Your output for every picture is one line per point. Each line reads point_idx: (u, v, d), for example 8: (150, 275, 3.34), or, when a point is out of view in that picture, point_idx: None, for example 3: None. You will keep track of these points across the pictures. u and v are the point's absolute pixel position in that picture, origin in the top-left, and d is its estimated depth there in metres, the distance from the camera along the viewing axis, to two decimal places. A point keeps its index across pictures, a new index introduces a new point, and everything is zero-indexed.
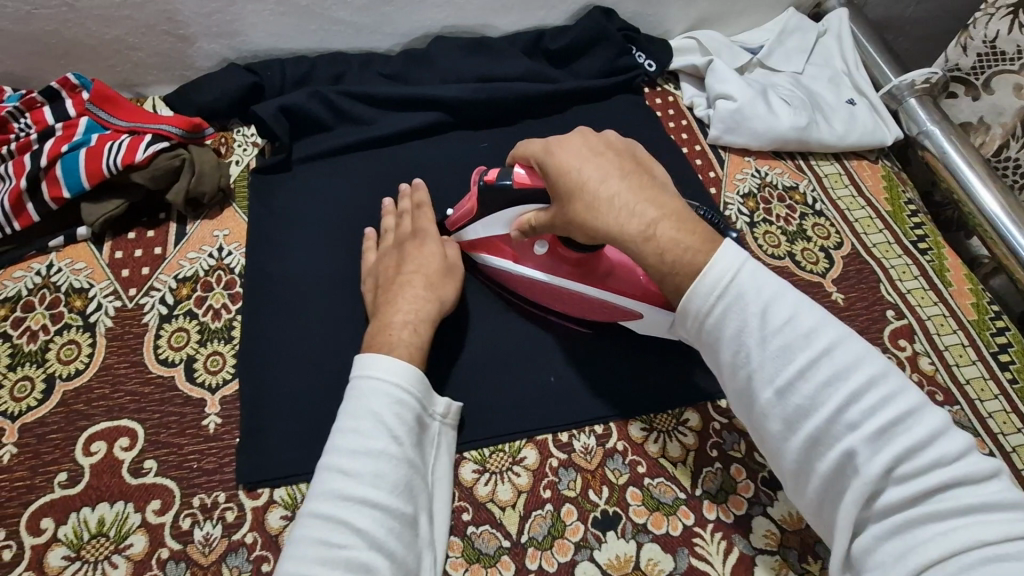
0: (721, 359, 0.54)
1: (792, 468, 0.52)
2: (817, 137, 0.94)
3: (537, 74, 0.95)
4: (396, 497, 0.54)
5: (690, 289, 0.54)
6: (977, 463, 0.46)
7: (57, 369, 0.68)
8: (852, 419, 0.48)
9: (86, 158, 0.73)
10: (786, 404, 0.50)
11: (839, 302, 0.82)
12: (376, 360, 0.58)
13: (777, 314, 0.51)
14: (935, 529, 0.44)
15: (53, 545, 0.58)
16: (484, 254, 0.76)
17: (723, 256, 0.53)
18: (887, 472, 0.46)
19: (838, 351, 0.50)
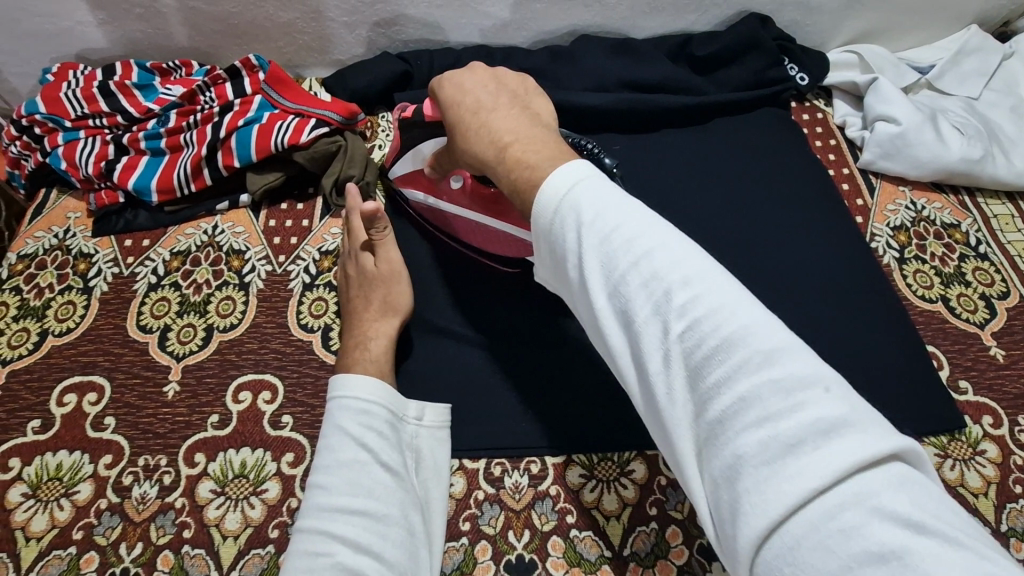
0: (568, 278, 0.47)
1: (636, 396, 0.44)
2: (991, 172, 0.85)
3: (679, 81, 0.93)
4: (377, 501, 0.56)
5: (533, 212, 0.49)
6: (802, 368, 0.37)
7: (215, 321, 0.75)
8: (675, 327, 0.40)
9: (257, 134, 0.80)
10: (614, 314, 0.43)
11: (998, 359, 0.74)
12: (340, 377, 0.61)
13: (607, 218, 0.44)
14: (768, 468, 0.35)
15: (203, 478, 0.65)
16: (410, 187, 0.80)
17: (554, 178, 0.48)
18: (708, 385, 0.38)
19: (661, 247, 0.43)
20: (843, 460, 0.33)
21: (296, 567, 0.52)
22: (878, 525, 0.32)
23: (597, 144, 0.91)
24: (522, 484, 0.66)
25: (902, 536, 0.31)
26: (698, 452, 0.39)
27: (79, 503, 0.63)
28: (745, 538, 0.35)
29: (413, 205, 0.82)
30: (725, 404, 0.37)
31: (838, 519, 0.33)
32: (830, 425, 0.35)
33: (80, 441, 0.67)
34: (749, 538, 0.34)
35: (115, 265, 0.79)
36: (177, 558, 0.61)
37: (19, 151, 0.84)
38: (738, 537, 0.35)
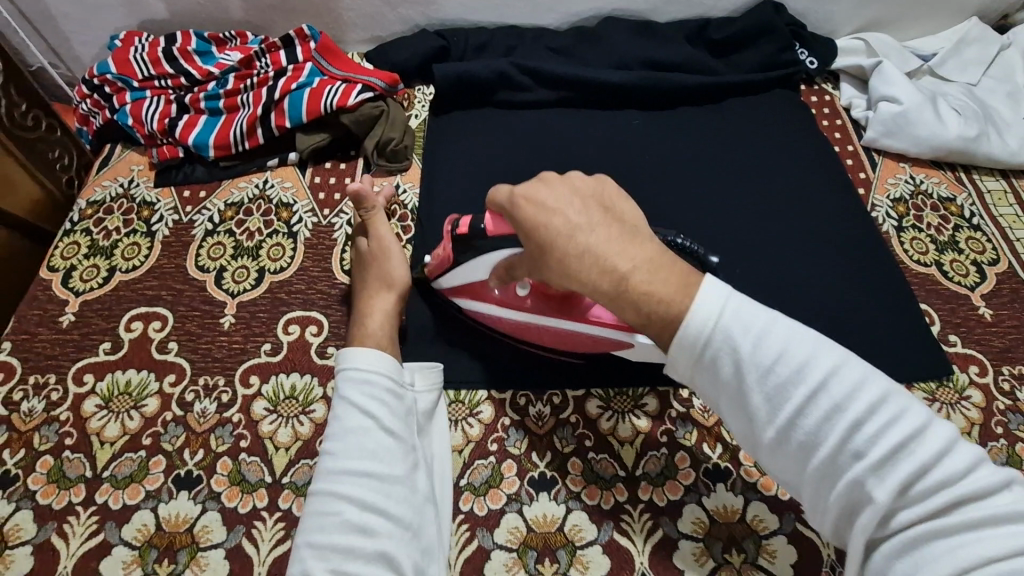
0: (722, 399, 0.48)
1: (805, 503, 0.47)
2: (986, 151, 0.91)
3: (696, 62, 1.00)
4: (384, 462, 0.56)
5: (675, 340, 0.47)
6: (987, 475, 0.42)
7: (267, 264, 0.82)
8: (862, 452, 0.42)
9: (309, 97, 0.87)
10: (788, 443, 0.45)
11: (986, 317, 0.80)
12: (349, 351, 0.61)
13: (769, 348, 0.45)
14: (950, 558, 0.40)
15: (258, 397, 0.72)
16: (465, 302, 0.76)
17: (699, 304, 0.46)
18: (905, 496, 0.42)
19: (835, 374, 0.44)
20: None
21: (312, 531, 0.52)
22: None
23: (618, 118, 0.98)
24: (545, 413, 0.72)
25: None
26: (879, 554, 0.43)
27: (147, 415, 0.71)
28: None
29: (468, 316, 0.78)
30: (916, 519, 0.41)
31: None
32: (1015, 519, 0.40)
33: (146, 362, 0.74)
34: None
35: (176, 213, 0.87)
36: (235, 464, 0.68)
37: (89, 108, 0.92)
38: None
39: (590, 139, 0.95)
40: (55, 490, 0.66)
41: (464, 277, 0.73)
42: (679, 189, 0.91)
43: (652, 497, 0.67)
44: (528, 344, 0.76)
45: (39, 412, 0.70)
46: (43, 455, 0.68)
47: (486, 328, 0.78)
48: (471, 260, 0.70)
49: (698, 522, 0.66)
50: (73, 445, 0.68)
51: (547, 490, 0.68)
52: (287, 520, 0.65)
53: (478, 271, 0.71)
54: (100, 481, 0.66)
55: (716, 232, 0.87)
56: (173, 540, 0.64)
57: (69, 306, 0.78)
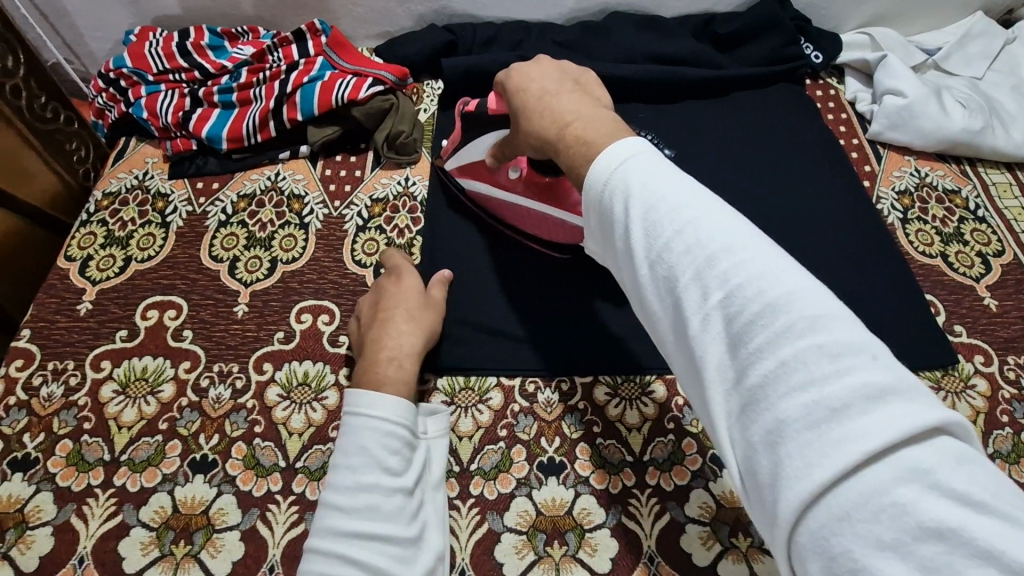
0: (616, 250, 0.47)
1: (679, 362, 0.43)
2: (991, 143, 0.92)
3: (702, 56, 1.01)
4: (393, 523, 0.55)
5: (584, 184, 0.48)
6: (849, 335, 0.36)
7: (279, 254, 0.84)
8: (724, 301, 0.39)
9: (320, 90, 0.89)
10: (657, 281, 0.43)
11: (991, 308, 0.81)
12: (367, 394, 0.61)
13: (656, 190, 0.44)
14: (815, 426, 0.34)
15: (271, 384, 0.73)
16: (468, 178, 0.85)
17: (609, 152, 0.47)
18: (752, 355, 0.37)
19: (709, 217, 0.42)
20: (889, 432, 0.32)
21: None
22: (931, 500, 0.31)
23: (624, 111, 0.99)
24: (553, 400, 0.74)
25: (955, 512, 0.30)
26: (733, 423, 0.38)
27: (163, 400, 0.72)
28: (787, 498, 0.34)
29: (470, 194, 0.87)
30: (765, 367, 0.36)
31: (891, 491, 0.31)
32: (878, 395, 0.33)
33: (162, 349, 0.76)
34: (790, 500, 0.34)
35: (189, 204, 0.88)
36: (249, 448, 0.69)
37: (104, 102, 0.94)
38: (776, 499, 0.34)
39: None
40: (73, 473, 0.67)
41: (467, 157, 0.82)
42: None
43: (660, 482, 0.68)
44: (518, 236, 0.85)
45: (57, 397, 0.72)
46: (62, 438, 0.69)
47: (484, 213, 0.87)
48: (474, 132, 0.78)
49: (705, 506, 0.67)
50: (92, 429, 0.70)
51: (556, 475, 0.69)
52: (300, 504, 0.66)
53: (478, 150, 0.80)
54: (118, 464, 0.68)
55: None
56: (189, 522, 0.65)
57: (86, 295, 0.80)
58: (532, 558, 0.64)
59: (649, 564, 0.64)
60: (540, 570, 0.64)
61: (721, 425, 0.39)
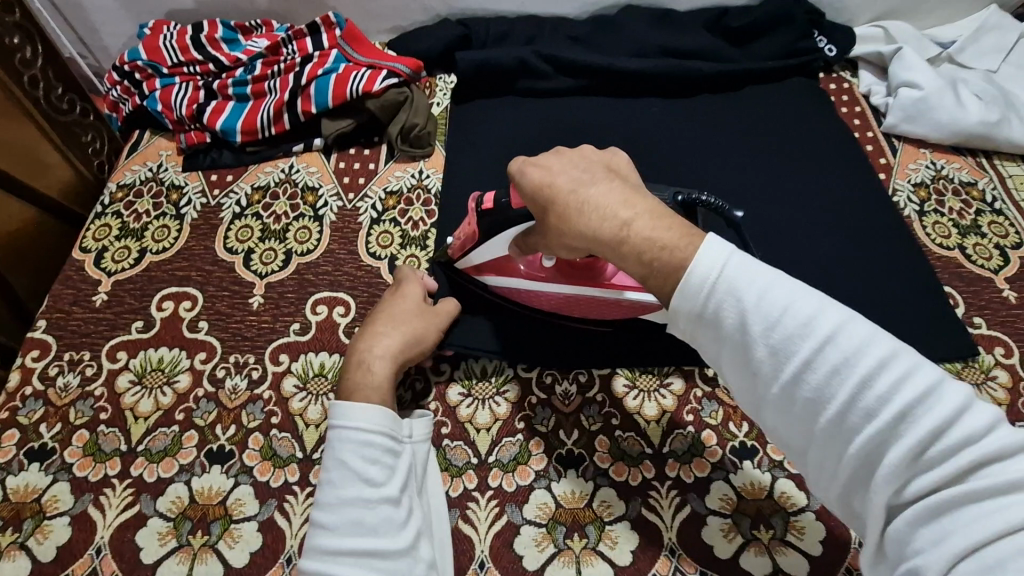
0: (731, 365, 0.46)
1: (816, 468, 0.44)
2: (1007, 136, 0.92)
3: (715, 51, 1.01)
4: (382, 535, 0.54)
5: (677, 293, 0.46)
6: (1011, 435, 0.38)
7: (294, 246, 0.84)
8: (872, 410, 0.40)
9: (334, 82, 0.89)
10: (796, 400, 0.43)
11: (1010, 300, 0.80)
12: (340, 405, 0.59)
13: (774, 301, 0.43)
14: (977, 521, 0.37)
15: (287, 375, 0.73)
16: (488, 275, 0.76)
17: (705, 252, 0.45)
18: (916, 459, 0.39)
19: (844, 329, 0.42)
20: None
21: None
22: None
23: (638, 105, 0.99)
24: (571, 392, 0.73)
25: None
26: (895, 519, 0.40)
27: (180, 391, 0.72)
28: None
29: (489, 291, 0.78)
30: (937, 483, 0.38)
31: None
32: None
33: (178, 340, 0.75)
34: None
35: (204, 197, 0.88)
36: (266, 439, 0.69)
37: (119, 95, 0.94)
38: None
39: (610, 126, 0.96)
40: (91, 463, 0.67)
41: (490, 253, 0.73)
42: (702, 177, 0.92)
43: (680, 474, 0.67)
44: (557, 318, 0.77)
45: (73, 388, 0.71)
46: (79, 429, 0.69)
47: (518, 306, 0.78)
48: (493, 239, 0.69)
49: (726, 499, 0.66)
50: (108, 419, 0.69)
51: (575, 467, 0.68)
52: None
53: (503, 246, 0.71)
54: (135, 454, 0.67)
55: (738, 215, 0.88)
56: (206, 513, 0.64)
57: (101, 286, 0.79)
58: (552, 550, 0.64)
59: (670, 557, 0.63)
60: (560, 563, 0.63)
61: (877, 524, 0.41)
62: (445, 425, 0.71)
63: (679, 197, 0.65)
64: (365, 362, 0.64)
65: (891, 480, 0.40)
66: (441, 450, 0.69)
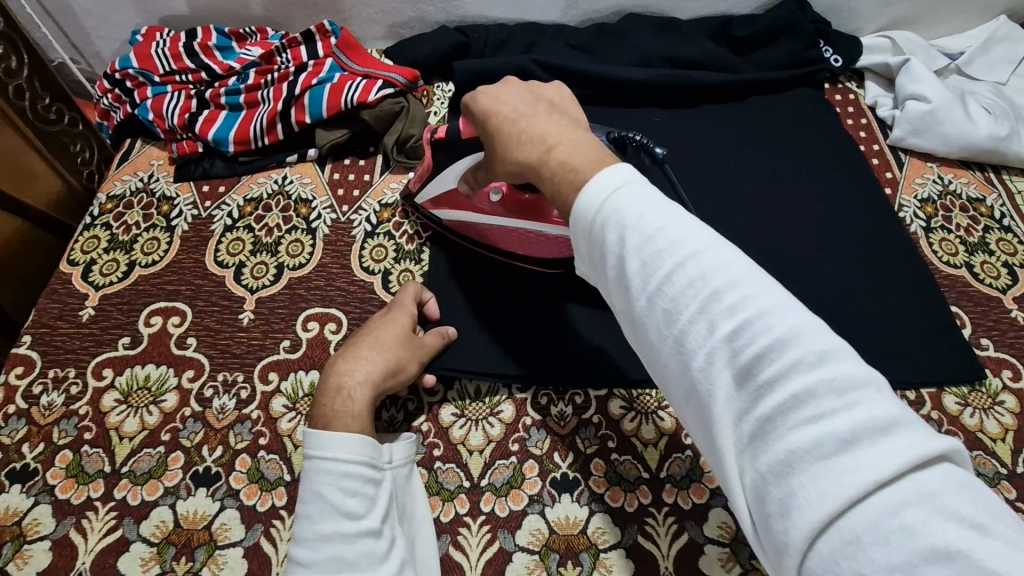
0: (608, 282, 0.46)
1: (677, 395, 0.43)
2: (1017, 150, 0.89)
3: (719, 60, 0.99)
4: (363, 571, 0.52)
5: (573, 211, 0.48)
6: (856, 370, 0.36)
7: (286, 260, 0.82)
8: (723, 329, 0.39)
9: (329, 92, 0.87)
10: (653, 313, 0.42)
11: (1019, 320, 0.78)
12: (315, 435, 0.57)
13: (650, 219, 0.43)
14: (819, 459, 0.35)
15: (277, 394, 0.71)
16: (444, 209, 0.81)
17: (599, 179, 0.47)
18: (754, 381, 0.38)
19: (709, 251, 0.42)
20: (893, 461, 0.33)
21: None
22: (941, 526, 0.31)
23: (638, 116, 0.97)
24: (567, 413, 0.71)
25: (965, 535, 0.31)
26: (739, 453, 0.39)
27: (166, 410, 0.70)
28: (800, 534, 0.34)
29: (445, 224, 0.83)
30: (770, 405, 0.37)
31: (900, 515, 0.32)
32: (880, 419, 0.34)
33: (166, 357, 0.74)
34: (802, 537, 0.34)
35: (195, 208, 0.86)
36: (254, 461, 0.67)
37: (110, 103, 0.93)
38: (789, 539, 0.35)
39: None
40: (73, 485, 0.65)
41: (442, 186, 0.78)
42: (704, 190, 0.90)
43: (677, 500, 0.66)
44: (507, 258, 0.82)
45: (58, 406, 0.70)
46: (62, 449, 0.67)
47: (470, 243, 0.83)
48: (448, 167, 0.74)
49: (724, 527, 0.64)
50: (92, 439, 0.68)
51: (570, 492, 0.66)
52: None
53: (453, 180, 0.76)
54: (118, 476, 0.66)
55: (740, 231, 0.86)
56: (190, 538, 0.63)
57: (88, 300, 0.78)
58: None
59: None
60: None
61: (725, 455, 0.39)
62: (437, 447, 0.69)
63: (611, 135, 0.71)
64: (345, 390, 0.62)
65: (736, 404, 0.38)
66: (433, 473, 0.68)
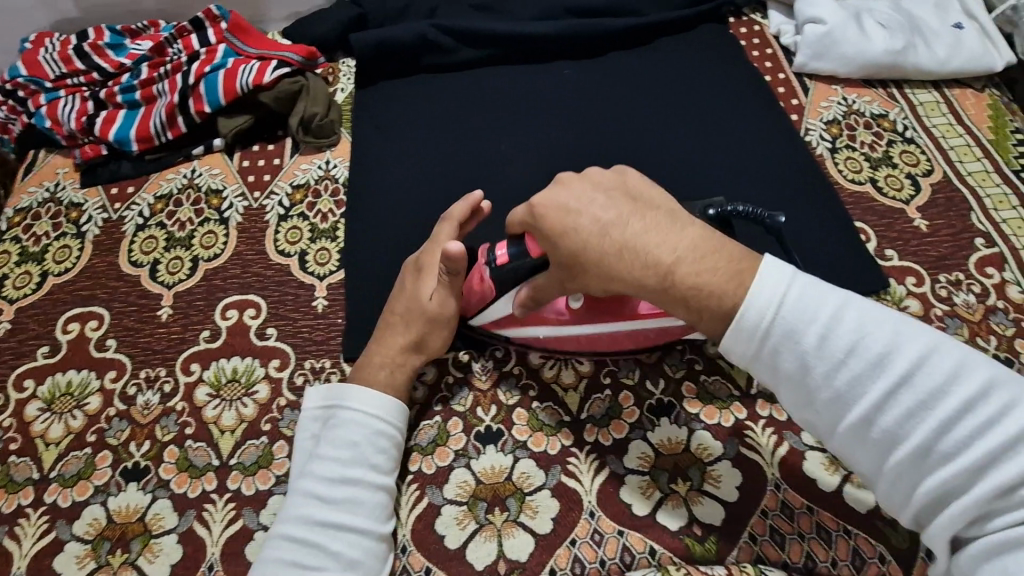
0: (787, 395, 0.47)
1: (893, 502, 0.44)
2: (914, 63, 0.90)
3: (620, 6, 0.99)
4: (370, 518, 0.59)
5: (730, 333, 0.47)
6: None
7: (200, 253, 0.82)
8: (947, 448, 0.40)
9: (223, 79, 0.86)
10: (865, 439, 0.43)
11: (922, 228, 0.80)
12: (357, 391, 0.63)
13: (839, 337, 0.44)
14: None
15: (200, 383, 0.72)
16: (508, 327, 0.71)
17: (762, 283, 0.45)
18: (996, 495, 0.39)
19: (916, 360, 0.42)
20: None
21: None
22: None
23: (545, 68, 0.97)
24: (487, 367, 0.73)
25: None
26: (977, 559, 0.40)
27: (90, 413, 0.70)
28: None
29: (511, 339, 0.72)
30: (1014, 516, 0.38)
31: None
32: None
33: (86, 361, 0.74)
34: None
35: (105, 212, 0.85)
36: (181, 451, 0.68)
37: (5, 115, 0.91)
38: None
39: (518, 93, 0.94)
40: (4, 495, 0.66)
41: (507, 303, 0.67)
42: (613, 135, 0.90)
43: (598, 438, 0.68)
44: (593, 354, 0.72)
45: None
46: None
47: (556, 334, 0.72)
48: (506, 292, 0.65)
49: (644, 456, 0.66)
50: (18, 449, 0.69)
51: (494, 443, 0.68)
52: (237, 500, 0.65)
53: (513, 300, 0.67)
54: (47, 481, 0.67)
55: (651, 170, 0.86)
56: (125, 531, 0.64)
57: (4, 315, 0.78)
58: (474, 527, 0.64)
59: (590, 519, 0.63)
60: (482, 538, 0.63)
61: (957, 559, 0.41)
62: None
63: (711, 210, 0.65)
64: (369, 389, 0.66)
65: (967, 515, 0.40)
66: None
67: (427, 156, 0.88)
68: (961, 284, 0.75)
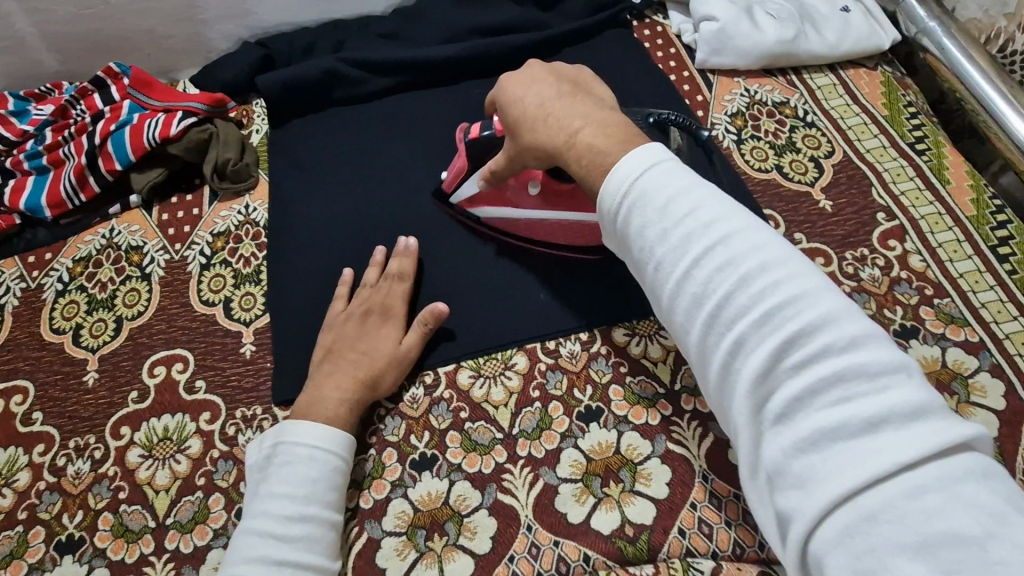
0: (636, 261, 0.52)
1: (710, 378, 0.47)
2: (807, 49, 0.94)
3: (524, 21, 1.01)
4: (323, 556, 0.59)
5: (602, 193, 0.53)
6: (882, 354, 0.40)
7: (124, 312, 0.81)
8: (746, 310, 0.44)
9: (129, 135, 0.85)
10: (684, 296, 0.47)
11: (827, 209, 0.83)
12: (313, 427, 0.64)
13: (678, 204, 0.48)
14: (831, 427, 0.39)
15: (131, 446, 0.71)
16: (483, 206, 0.80)
17: (628, 163, 0.52)
18: (782, 362, 0.42)
19: (735, 236, 0.46)
20: (902, 437, 0.37)
21: None
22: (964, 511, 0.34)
23: (457, 89, 0.98)
24: (418, 395, 0.73)
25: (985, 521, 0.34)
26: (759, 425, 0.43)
27: (20, 489, 0.70)
28: (815, 501, 0.38)
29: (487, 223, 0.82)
30: (796, 383, 0.41)
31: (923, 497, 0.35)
32: (897, 403, 0.38)
33: (12, 437, 0.73)
34: (828, 499, 0.38)
35: (22, 281, 0.84)
36: (116, 517, 0.67)
37: None
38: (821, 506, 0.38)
39: (432, 116, 0.95)
40: None
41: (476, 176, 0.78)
42: None
43: (530, 451, 0.69)
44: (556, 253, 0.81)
45: None
46: None
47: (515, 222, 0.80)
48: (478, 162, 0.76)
49: (576, 464, 0.68)
50: None
51: (429, 469, 0.69)
52: (176, 559, 0.65)
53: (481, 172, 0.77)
54: None
55: None
56: None
57: None
58: (414, 556, 0.64)
59: (527, 533, 0.65)
60: (423, 566, 0.64)
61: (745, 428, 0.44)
62: None
63: (650, 118, 0.75)
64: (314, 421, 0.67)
65: (757, 381, 0.43)
66: None
67: (345, 190, 0.88)
68: (866, 259, 0.78)
